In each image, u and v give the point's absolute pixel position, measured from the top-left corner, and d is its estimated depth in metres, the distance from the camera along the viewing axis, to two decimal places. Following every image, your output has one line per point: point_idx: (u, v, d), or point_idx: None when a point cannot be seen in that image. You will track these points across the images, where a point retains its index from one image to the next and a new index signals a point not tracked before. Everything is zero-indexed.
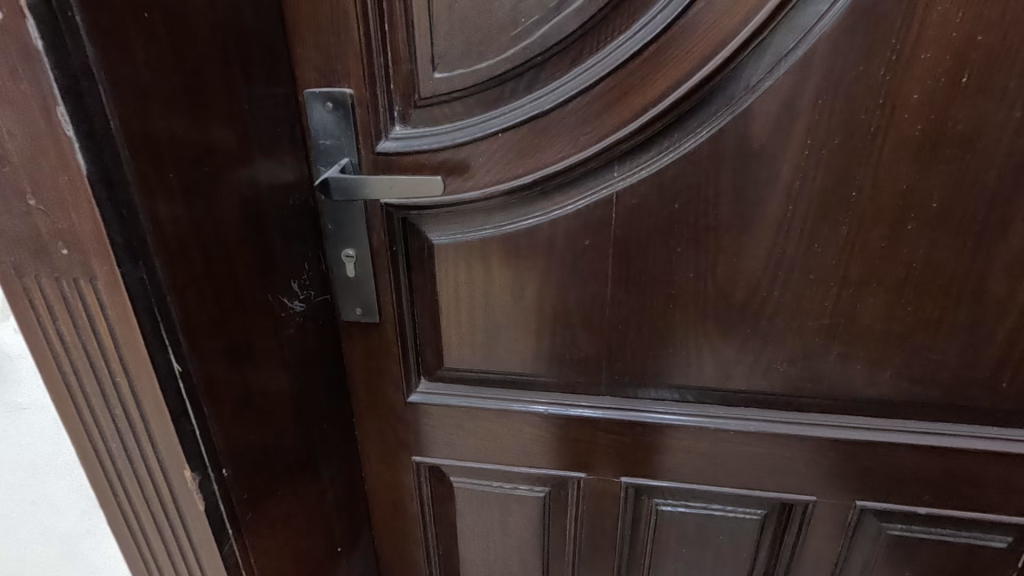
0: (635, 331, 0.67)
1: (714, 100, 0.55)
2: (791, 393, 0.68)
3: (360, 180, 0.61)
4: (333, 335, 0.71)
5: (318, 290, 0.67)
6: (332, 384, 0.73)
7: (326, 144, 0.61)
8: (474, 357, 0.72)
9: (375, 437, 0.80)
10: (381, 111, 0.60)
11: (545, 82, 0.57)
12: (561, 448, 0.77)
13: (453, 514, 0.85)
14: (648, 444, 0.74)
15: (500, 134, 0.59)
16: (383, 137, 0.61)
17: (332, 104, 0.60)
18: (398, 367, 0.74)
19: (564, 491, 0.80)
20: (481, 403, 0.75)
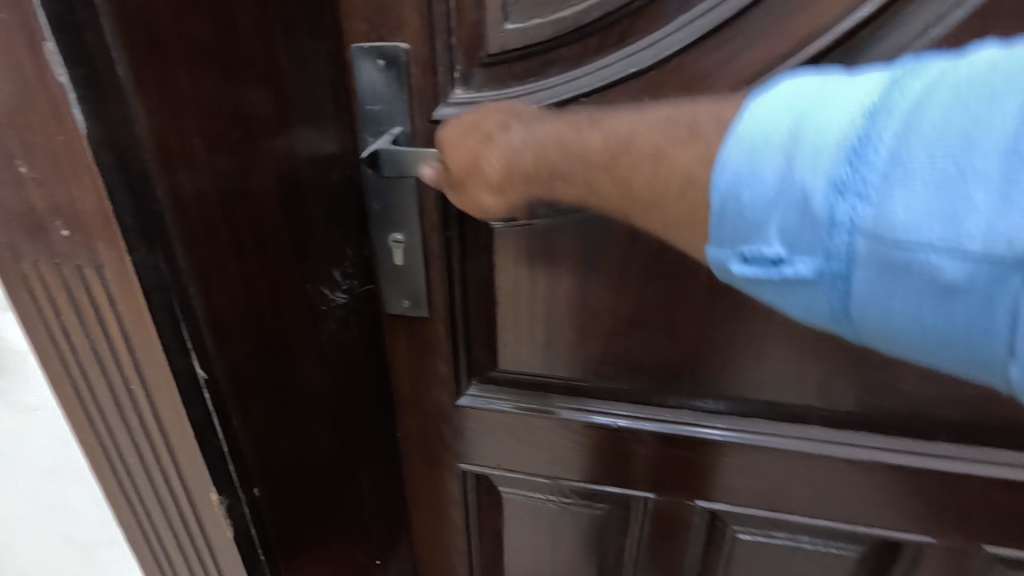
0: (726, 336, 0.57)
1: (860, 57, 0.44)
2: (915, 416, 0.57)
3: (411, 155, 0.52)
4: (375, 328, 0.64)
5: (361, 280, 0.59)
6: (375, 382, 0.65)
7: (375, 110, 0.52)
8: (532, 357, 0.64)
9: (418, 441, 0.72)
10: (440, 70, 0.51)
11: (641, 35, 0.47)
12: (628, 465, 0.68)
13: (500, 526, 0.78)
14: (729, 465, 0.64)
15: (583, 99, 0.49)
16: (441, 101, 0.52)
17: (383, 62, 0.51)
18: (447, 366, 0.66)
19: (626, 510, 0.72)
20: (537, 409, 0.67)
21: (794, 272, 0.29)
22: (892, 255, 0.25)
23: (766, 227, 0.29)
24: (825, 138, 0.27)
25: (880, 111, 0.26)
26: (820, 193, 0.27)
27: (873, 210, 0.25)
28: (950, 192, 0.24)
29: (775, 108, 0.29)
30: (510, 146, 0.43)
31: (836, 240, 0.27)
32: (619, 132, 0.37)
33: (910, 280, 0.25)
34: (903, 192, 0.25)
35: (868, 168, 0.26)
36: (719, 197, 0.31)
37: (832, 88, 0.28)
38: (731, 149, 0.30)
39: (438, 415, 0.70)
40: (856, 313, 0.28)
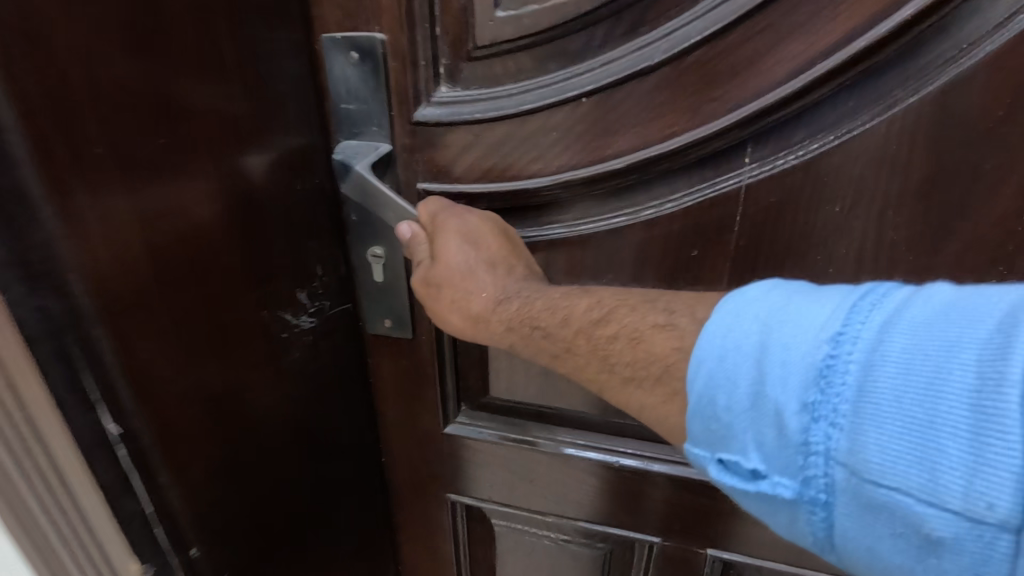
0: None
1: (920, 51, 0.37)
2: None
3: (374, 198, 0.45)
4: (358, 349, 0.58)
5: (336, 300, 0.53)
6: (354, 405, 0.60)
7: (349, 109, 0.46)
8: (528, 385, 0.58)
9: (404, 469, 0.66)
10: (421, 65, 0.44)
11: (654, 25, 0.40)
12: (632, 505, 0.61)
13: (493, 560, 0.72)
14: (748, 515, 0.57)
15: (585, 99, 0.42)
16: (423, 101, 0.45)
17: (356, 54, 0.44)
18: (435, 393, 0.60)
19: (630, 553, 0.65)
20: (533, 442, 0.60)
21: (773, 487, 0.31)
22: (869, 492, 0.27)
23: (745, 438, 0.32)
24: (794, 361, 0.30)
25: (845, 346, 0.29)
26: (794, 415, 0.29)
27: (845, 442, 0.28)
28: (919, 437, 0.26)
29: (746, 321, 0.33)
30: (501, 290, 0.43)
31: (813, 464, 0.29)
32: (602, 303, 0.40)
33: (890, 520, 0.27)
34: (872, 430, 0.27)
35: (835, 401, 0.28)
36: (697, 398, 0.33)
37: (797, 307, 0.32)
38: (707, 350, 0.33)
39: (426, 443, 0.64)
40: (840, 542, 0.30)
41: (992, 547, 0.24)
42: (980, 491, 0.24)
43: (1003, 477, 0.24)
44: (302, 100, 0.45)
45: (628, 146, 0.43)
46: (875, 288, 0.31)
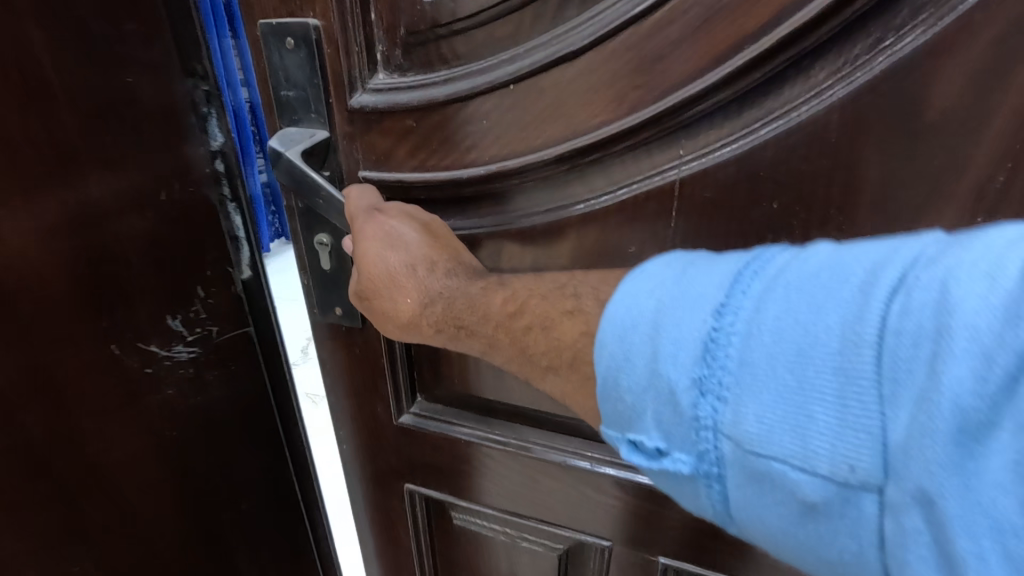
0: None
1: (858, 34, 0.34)
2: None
3: (304, 181, 0.45)
4: (273, 359, 0.61)
5: (234, 320, 0.57)
6: (263, 421, 0.63)
7: (289, 96, 0.46)
8: (477, 378, 0.58)
9: (365, 454, 0.68)
10: (354, 51, 0.44)
11: (579, 9, 0.38)
12: (583, 506, 0.60)
13: (453, 552, 0.72)
14: (698, 524, 0.55)
15: (514, 85, 0.41)
16: (358, 88, 0.45)
17: (292, 41, 0.44)
18: (387, 383, 0.60)
19: (585, 555, 0.64)
20: (483, 437, 0.60)
21: (673, 465, 0.29)
22: (753, 465, 0.26)
23: (646, 415, 0.30)
24: (684, 333, 0.29)
25: (728, 314, 0.28)
26: (685, 390, 0.28)
27: (729, 414, 0.27)
28: (793, 404, 0.25)
29: (643, 298, 0.31)
30: (426, 293, 0.42)
31: (703, 439, 0.28)
32: (517, 296, 0.39)
33: (774, 490, 0.26)
34: (749, 399, 0.26)
35: (719, 371, 0.27)
36: (603, 377, 0.32)
37: (689, 279, 0.30)
38: (609, 332, 0.32)
39: (383, 431, 0.64)
40: (735, 515, 0.28)
41: (860, 508, 0.23)
42: (848, 455, 0.23)
43: (866, 437, 0.23)
44: (200, 105, 0.47)
45: (560, 135, 0.42)
46: (762, 253, 0.29)
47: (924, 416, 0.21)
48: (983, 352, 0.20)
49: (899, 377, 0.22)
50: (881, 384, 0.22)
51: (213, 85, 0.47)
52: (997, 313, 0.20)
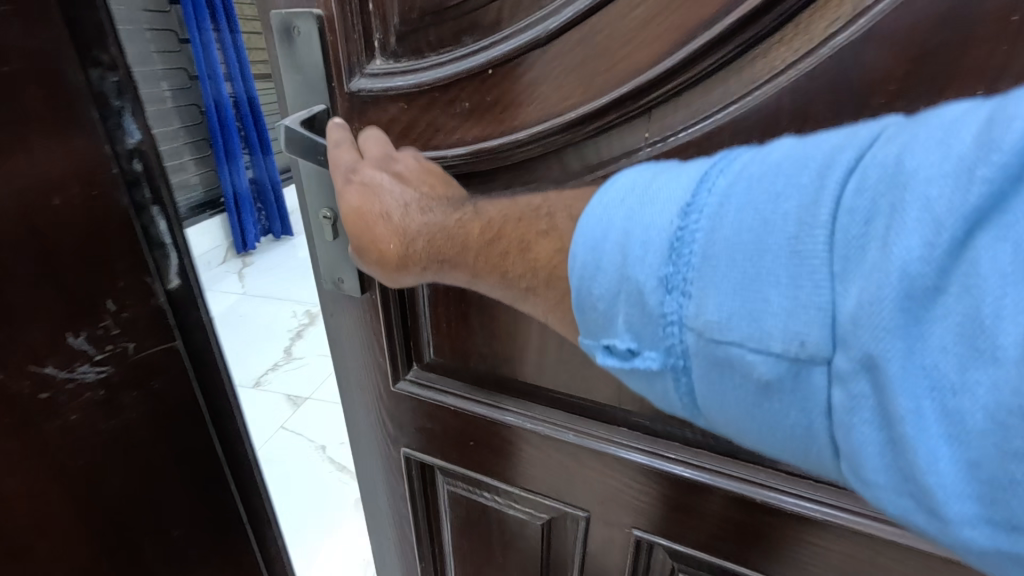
0: None
1: (807, 22, 0.36)
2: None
3: (304, 149, 0.49)
4: (204, 367, 0.63)
5: (157, 334, 0.59)
6: (191, 429, 0.65)
7: (295, 80, 0.51)
8: (464, 348, 0.61)
9: (366, 414, 0.73)
10: (353, 38, 0.48)
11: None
12: (562, 476, 0.63)
13: (445, 517, 0.76)
14: (669, 499, 0.57)
15: (493, 70, 0.45)
16: (356, 73, 0.49)
17: (297, 29, 0.48)
18: (385, 351, 0.65)
19: (565, 525, 0.67)
20: (482, 406, 0.63)
21: (643, 364, 0.30)
22: (715, 353, 0.28)
23: (617, 320, 0.31)
24: (651, 235, 0.30)
25: (693, 212, 0.29)
26: (652, 289, 0.29)
27: (693, 306, 0.28)
28: (753, 290, 0.26)
29: (611, 206, 0.32)
30: (405, 235, 0.45)
31: (670, 334, 0.29)
32: (493, 223, 0.40)
33: (734, 375, 0.27)
34: (712, 290, 0.27)
35: (685, 267, 0.28)
36: (575, 288, 0.33)
37: (656, 185, 0.31)
38: (579, 243, 0.33)
39: (382, 392, 0.69)
40: (699, 403, 0.30)
41: (810, 382, 0.25)
42: (804, 333, 0.25)
43: (818, 314, 0.24)
44: (111, 99, 0.49)
45: (535, 114, 0.45)
46: (727, 154, 0.31)
47: (875, 285, 0.22)
48: (934, 221, 0.21)
49: (850, 255, 0.24)
50: (834, 262, 0.24)
51: (123, 75, 0.49)
52: (946, 183, 0.22)
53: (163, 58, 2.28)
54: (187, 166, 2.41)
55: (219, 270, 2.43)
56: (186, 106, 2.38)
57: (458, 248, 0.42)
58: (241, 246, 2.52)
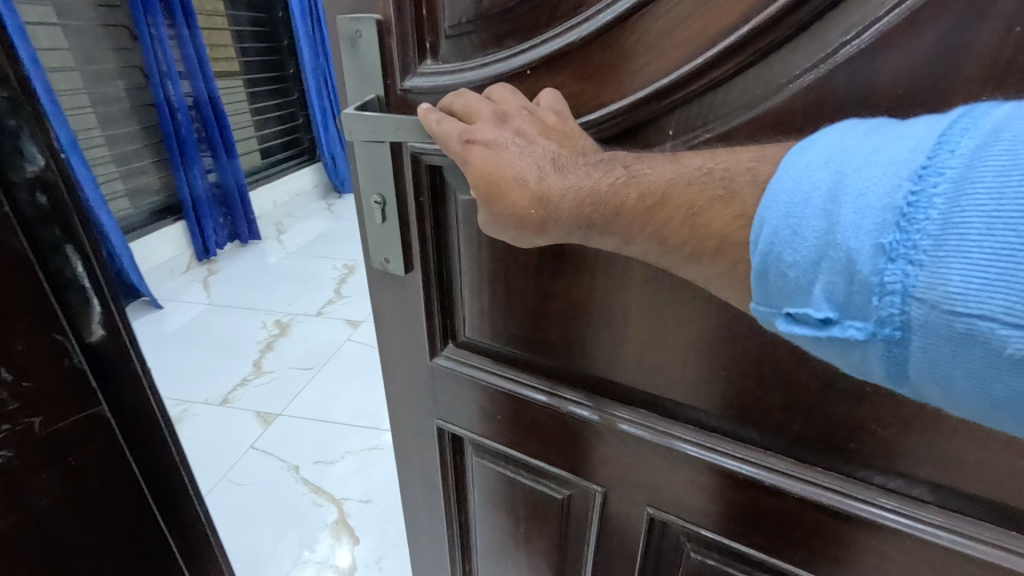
0: (675, 334, 0.54)
1: (825, 28, 0.39)
2: (896, 468, 0.47)
3: (366, 125, 0.55)
4: (120, 410, 0.64)
5: (70, 403, 0.59)
6: (96, 479, 0.64)
7: (356, 78, 0.57)
8: (495, 330, 0.66)
9: (404, 388, 0.79)
10: (409, 42, 0.53)
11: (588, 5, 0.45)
12: (583, 453, 0.67)
13: (472, 485, 0.82)
14: (685, 480, 0.60)
15: (532, 71, 0.49)
16: (410, 72, 0.55)
17: (359, 32, 0.54)
18: (424, 328, 0.70)
19: (584, 501, 0.71)
20: (522, 384, 0.67)
21: (845, 332, 0.30)
22: (950, 325, 0.26)
23: (815, 288, 0.31)
24: (871, 202, 0.28)
25: (932, 177, 0.27)
26: (869, 257, 0.28)
27: (925, 277, 0.27)
28: (1008, 261, 0.25)
29: (813, 170, 0.31)
30: (545, 198, 0.43)
31: (887, 305, 0.28)
32: (652, 189, 0.38)
33: (970, 348, 0.26)
34: (953, 260, 0.26)
35: (917, 235, 0.27)
36: (761, 256, 0.32)
37: (873, 148, 0.30)
38: (769, 207, 0.32)
39: (419, 367, 0.75)
40: (914, 374, 0.29)
41: None
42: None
43: None
44: (8, 121, 0.49)
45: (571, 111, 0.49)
46: (971, 109, 0.28)
47: None
48: None
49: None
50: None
51: (17, 95, 0.49)
52: None
53: (120, 55, 2.36)
54: (146, 167, 2.52)
55: (182, 278, 2.51)
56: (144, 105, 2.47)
57: (615, 211, 0.40)
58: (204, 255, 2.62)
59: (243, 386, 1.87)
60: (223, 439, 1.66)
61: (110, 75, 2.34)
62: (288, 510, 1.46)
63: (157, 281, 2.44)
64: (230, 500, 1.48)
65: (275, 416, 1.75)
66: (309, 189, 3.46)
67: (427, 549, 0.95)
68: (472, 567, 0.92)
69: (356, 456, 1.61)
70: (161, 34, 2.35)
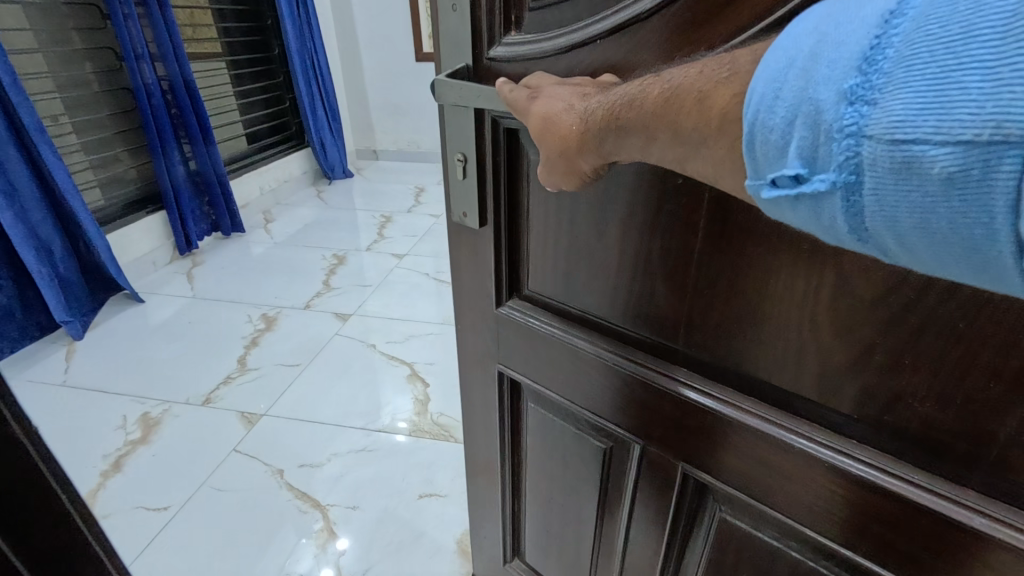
0: (725, 293, 0.54)
1: None
2: (931, 444, 0.45)
3: (457, 89, 0.62)
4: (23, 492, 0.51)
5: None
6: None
7: (450, 48, 0.64)
8: (556, 285, 0.71)
9: (473, 333, 0.87)
10: (498, 15, 0.59)
11: None
12: (624, 406, 0.69)
13: (526, 430, 0.89)
14: (713, 439, 0.61)
15: (601, 41, 0.52)
16: (496, 44, 0.60)
17: (456, 7, 0.60)
18: (494, 279, 0.77)
19: (627, 454, 0.74)
20: (572, 333, 0.71)
21: (812, 186, 0.30)
22: (893, 156, 0.26)
23: (792, 145, 0.31)
24: (844, 53, 0.29)
25: (897, 19, 0.28)
26: (833, 104, 0.29)
27: (877, 111, 0.27)
28: (943, 82, 0.25)
29: (800, 37, 0.31)
30: (586, 112, 0.46)
31: (843, 148, 0.28)
32: (673, 85, 0.38)
33: (909, 178, 0.26)
34: (899, 91, 0.26)
35: (875, 75, 0.28)
36: (749, 122, 0.32)
37: (856, 6, 0.30)
38: (760, 78, 0.32)
39: (488, 315, 0.82)
40: (869, 222, 0.29)
41: (996, 166, 0.23)
42: (996, 113, 0.23)
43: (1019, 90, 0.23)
44: None
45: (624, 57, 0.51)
46: None
47: None
48: None
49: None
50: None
51: None
52: None
53: (85, 36, 2.30)
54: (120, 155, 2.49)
55: (163, 272, 2.53)
56: (113, 88, 2.42)
57: (635, 111, 0.41)
58: (184, 249, 2.63)
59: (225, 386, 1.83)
60: (199, 440, 1.62)
61: (78, 57, 2.29)
62: (273, 516, 1.40)
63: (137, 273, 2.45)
64: (207, 505, 1.43)
65: (259, 417, 1.70)
66: (296, 175, 3.61)
67: (481, 485, 1.04)
68: (521, 507, 1.00)
69: (343, 460, 1.56)
70: (133, 13, 2.26)
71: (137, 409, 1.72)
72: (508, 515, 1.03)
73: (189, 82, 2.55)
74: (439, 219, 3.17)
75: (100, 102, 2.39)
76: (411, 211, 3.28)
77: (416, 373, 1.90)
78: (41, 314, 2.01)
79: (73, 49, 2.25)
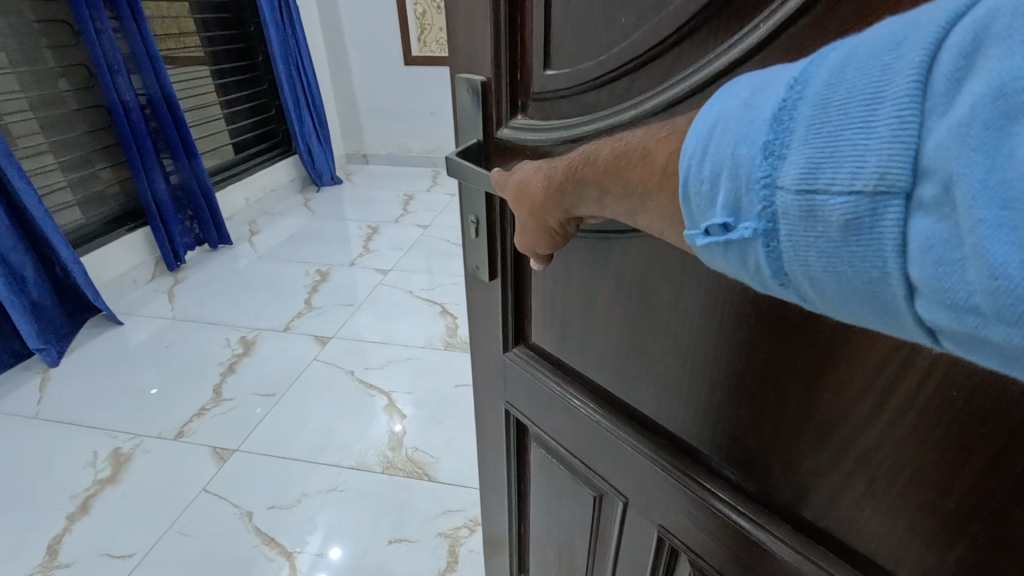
0: (694, 379, 0.53)
1: None
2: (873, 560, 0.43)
3: (466, 171, 0.59)
4: None
5: None
6: None
7: (464, 122, 0.63)
8: (551, 339, 0.71)
9: (485, 370, 0.86)
10: (504, 102, 0.58)
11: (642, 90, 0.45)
12: (615, 467, 0.67)
13: (531, 465, 0.88)
14: (677, 512, 0.59)
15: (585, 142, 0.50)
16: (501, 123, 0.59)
17: (472, 91, 0.59)
18: (500, 328, 0.76)
19: (614, 509, 0.72)
20: (570, 386, 0.69)
21: (738, 233, 0.29)
22: (799, 203, 0.26)
23: (720, 196, 0.30)
24: (759, 109, 0.28)
25: (802, 74, 0.27)
26: (750, 155, 0.28)
27: (786, 160, 0.27)
28: (839, 132, 0.25)
29: (728, 97, 0.31)
30: (549, 168, 0.45)
31: (758, 197, 0.28)
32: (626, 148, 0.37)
33: (815, 226, 0.26)
34: (802, 142, 0.26)
35: (782, 130, 0.27)
36: (683, 176, 0.31)
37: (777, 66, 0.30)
38: (691, 136, 0.31)
39: (495, 356, 0.81)
40: (788, 269, 0.28)
41: (885, 215, 0.24)
42: (880, 166, 0.23)
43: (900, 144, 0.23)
44: None
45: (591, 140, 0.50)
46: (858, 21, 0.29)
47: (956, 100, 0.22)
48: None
49: (941, 85, 0.22)
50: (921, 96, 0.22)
51: None
52: None
53: (58, 54, 2.26)
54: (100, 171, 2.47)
55: (147, 289, 2.53)
56: (93, 105, 2.40)
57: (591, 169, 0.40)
58: (173, 263, 2.62)
59: (201, 417, 1.83)
60: (175, 476, 1.63)
61: (53, 75, 2.26)
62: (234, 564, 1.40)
63: (120, 292, 2.45)
64: (173, 552, 1.43)
65: (231, 452, 1.70)
66: (285, 185, 3.61)
67: (492, 505, 1.05)
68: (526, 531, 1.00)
69: (309, 502, 1.55)
70: (106, 28, 2.22)
71: (107, 444, 1.72)
72: (514, 537, 1.03)
73: (168, 95, 2.51)
74: (433, 232, 3.14)
75: (77, 120, 2.37)
76: (398, 222, 3.25)
77: (393, 403, 1.90)
78: (14, 339, 2.01)
79: (47, 67, 2.23)
